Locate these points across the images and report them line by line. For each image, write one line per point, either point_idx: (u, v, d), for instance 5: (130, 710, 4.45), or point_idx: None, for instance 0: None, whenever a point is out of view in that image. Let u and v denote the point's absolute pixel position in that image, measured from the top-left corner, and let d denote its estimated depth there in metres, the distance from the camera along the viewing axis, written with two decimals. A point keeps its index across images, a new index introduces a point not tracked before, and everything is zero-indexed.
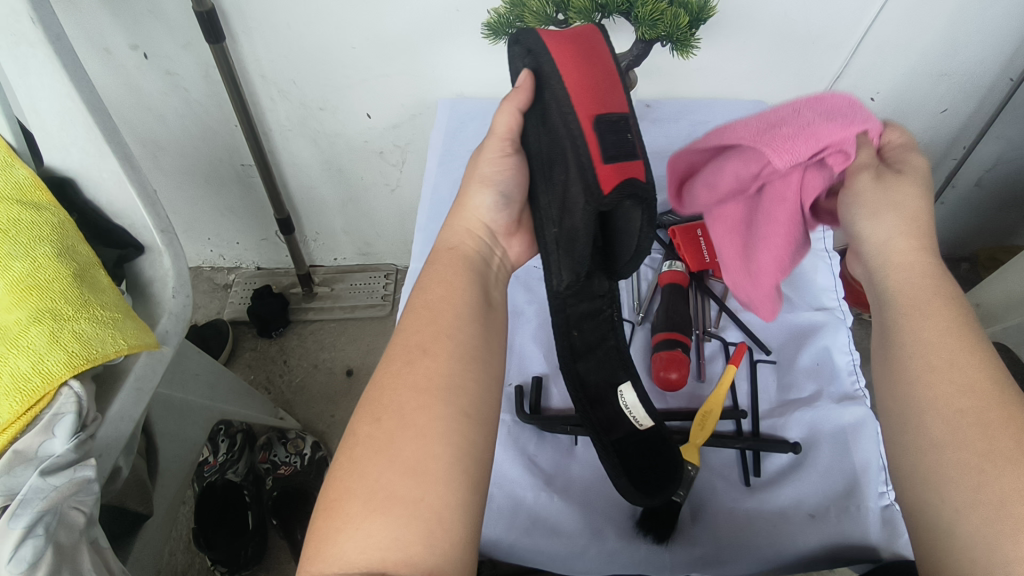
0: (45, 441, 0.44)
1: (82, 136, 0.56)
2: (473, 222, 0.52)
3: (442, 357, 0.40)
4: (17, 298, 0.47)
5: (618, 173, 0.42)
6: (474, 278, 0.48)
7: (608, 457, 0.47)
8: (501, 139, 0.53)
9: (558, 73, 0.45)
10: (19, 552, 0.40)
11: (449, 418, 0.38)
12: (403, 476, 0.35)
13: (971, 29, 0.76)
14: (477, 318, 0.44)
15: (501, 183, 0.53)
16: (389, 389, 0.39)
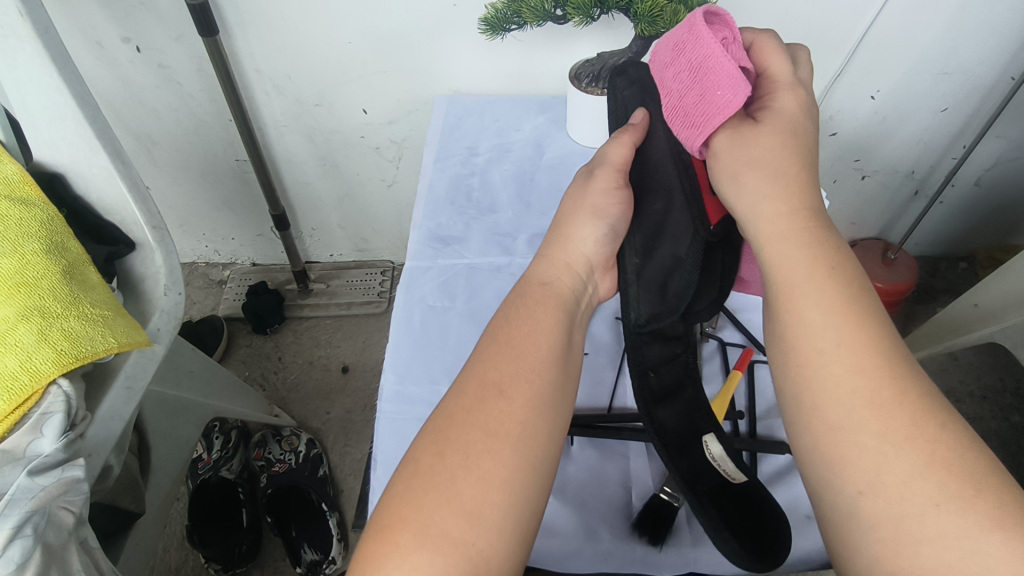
0: (33, 440, 0.44)
1: (73, 131, 0.56)
2: (573, 256, 0.48)
3: (519, 403, 0.37)
4: (5, 294, 0.47)
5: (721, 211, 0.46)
6: (560, 317, 0.43)
7: (705, 511, 0.41)
8: (613, 171, 0.49)
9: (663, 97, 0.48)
10: (7, 553, 0.39)
11: (517, 464, 0.35)
12: (456, 516, 0.33)
13: (971, 27, 0.76)
14: (556, 359, 0.41)
15: (616, 219, 0.48)
16: (458, 426, 0.36)
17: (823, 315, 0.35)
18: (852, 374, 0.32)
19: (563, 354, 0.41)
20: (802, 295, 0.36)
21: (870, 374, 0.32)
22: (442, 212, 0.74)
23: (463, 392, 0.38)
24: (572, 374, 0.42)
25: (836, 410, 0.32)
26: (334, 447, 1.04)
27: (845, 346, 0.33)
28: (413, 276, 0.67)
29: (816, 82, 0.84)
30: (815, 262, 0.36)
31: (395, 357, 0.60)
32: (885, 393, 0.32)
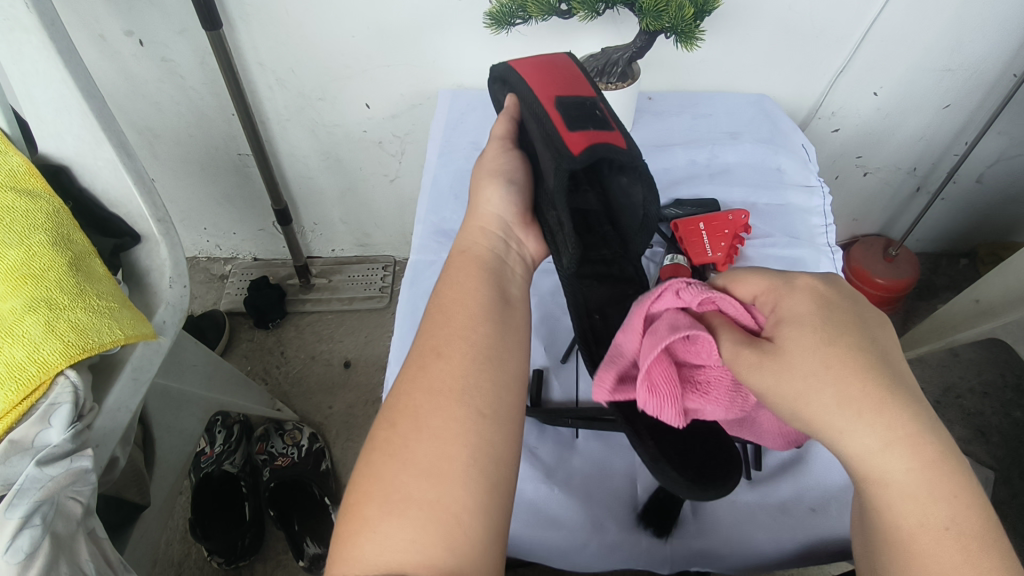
0: (41, 430, 0.44)
1: (77, 123, 0.56)
2: (486, 218, 0.49)
3: (457, 357, 0.38)
4: (12, 286, 0.47)
5: (586, 139, 0.47)
6: (488, 275, 0.44)
7: (642, 443, 0.44)
8: (499, 141, 0.54)
9: (523, 81, 0.54)
10: (16, 542, 0.40)
11: (467, 417, 0.35)
12: (416, 478, 0.33)
13: (976, 23, 0.76)
14: (494, 313, 0.41)
15: (511, 176, 0.51)
16: (406, 392, 0.37)
17: (910, 497, 0.30)
18: (966, 566, 0.28)
19: (501, 308, 0.42)
20: (888, 480, 0.30)
21: (984, 560, 0.28)
22: (446, 206, 0.74)
23: (408, 360, 0.39)
24: (521, 326, 0.42)
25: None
26: (336, 441, 1.04)
27: (936, 535, 0.29)
28: (417, 270, 0.67)
29: (819, 77, 0.84)
30: (867, 407, 0.30)
31: (399, 351, 0.60)
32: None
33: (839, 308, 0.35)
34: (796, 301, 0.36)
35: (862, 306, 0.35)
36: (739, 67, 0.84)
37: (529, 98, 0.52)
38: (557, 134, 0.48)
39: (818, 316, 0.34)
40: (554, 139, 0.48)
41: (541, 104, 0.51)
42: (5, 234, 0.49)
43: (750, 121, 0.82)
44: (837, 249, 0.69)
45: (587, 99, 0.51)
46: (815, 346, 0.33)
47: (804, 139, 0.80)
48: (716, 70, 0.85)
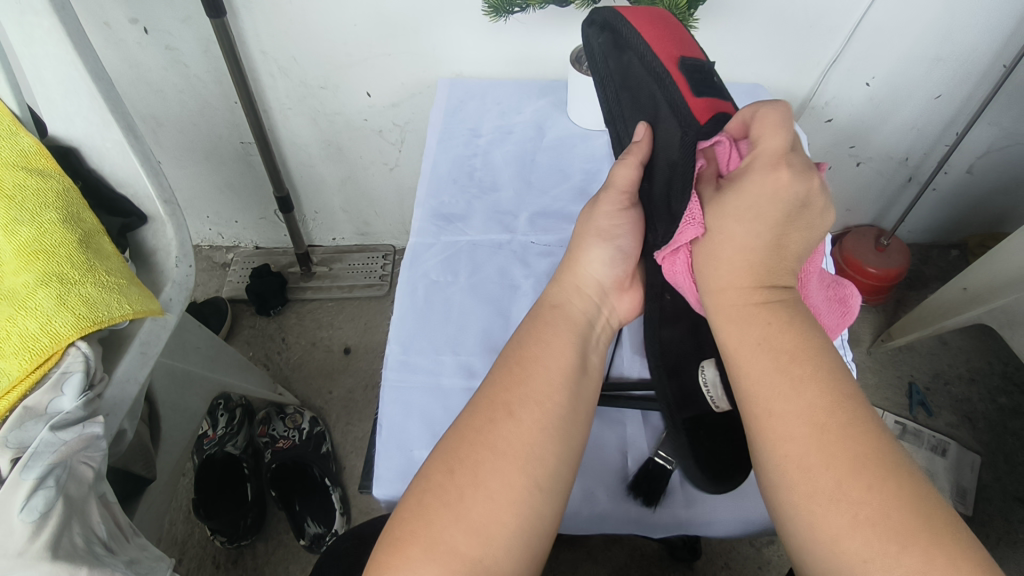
0: (54, 398, 0.46)
1: (86, 106, 0.57)
2: (584, 279, 0.48)
3: (529, 425, 0.39)
4: (25, 262, 0.48)
5: (708, 106, 0.50)
6: (574, 340, 0.45)
7: (676, 435, 0.47)
8: (620, 193, 0.50)
9: (638, 35, 0.54)
10: (31, 502, 0.41)
11: (524, 486, 0.37)
12: (463, 533, 0.36)
13: (965, 15, 0.78)
14: (569, 383, 0.42)
15: (622, 239, 0.49)
16: (470, 446, 0.39)
17: (774, 364, 0.37)
18: (795, 409, 0.35)
19: (577, 379, 0.43)
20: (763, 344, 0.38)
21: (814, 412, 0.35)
22: (445, 190, 0.75)
23: (476, 411, 0.40)
24: (590, 399, 0.43)
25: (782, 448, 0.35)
26: (336, 425, 1.06)
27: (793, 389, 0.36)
28: (416, 253, 0.69)
29: (812, 67, 0.86)
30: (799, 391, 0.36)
31: (399, 330, 0.62)
32: (831, 426, 0.34)
33: (791, 199, 0.38)
34: (754, 180, 0.40)
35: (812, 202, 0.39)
36: (733, 57, 0.85)
37: (648, 54, 0.53)
38: (682, 98, 0.50)
39: (763, 199, 0.39)
40: (680, 104, 0.49)
41: (662, 62, 0.52)
42: (16, 211, 0.50)
43: (744, 109, 0.84)
44: (826, 233, 0.70)
45: (701, 64, 0.53)
46: (735, 223, 0.40)
47: (796, 128, 0.82)
48: (711, 60, 0.86)
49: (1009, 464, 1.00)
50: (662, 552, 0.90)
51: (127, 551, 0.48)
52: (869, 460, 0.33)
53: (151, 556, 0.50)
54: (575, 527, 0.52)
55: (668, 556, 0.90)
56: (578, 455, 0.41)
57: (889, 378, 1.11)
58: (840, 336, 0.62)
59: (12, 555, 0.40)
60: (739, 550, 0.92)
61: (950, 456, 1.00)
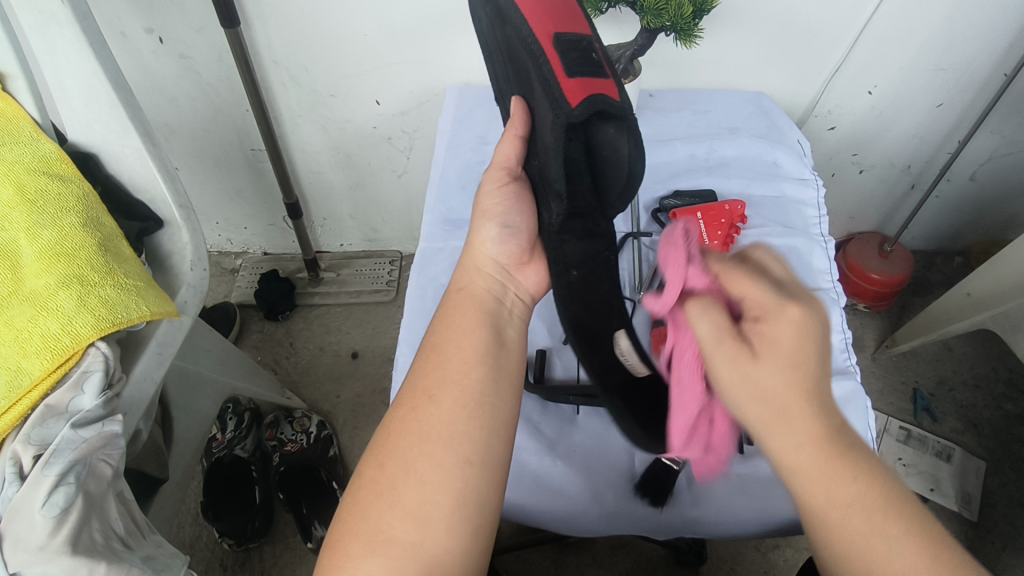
0: (75, 397, 0.47)
1: (106, 113, 0.59)
2: (482, 260, 0.52)
3: (448, 406, 0.41)
4: (47, 264, 0.50)
5: (584, 88, 0.48)
6: (483, 319, 0.47)
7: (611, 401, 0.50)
8: (500, 169, 0.55)
9: (518, 6, 0.53)
10: (53, 498, 0.42)
11: (452, 465, 0.39)
12: (400, 520, 0.37)
13: (965, 25, 0.79)
14: (484, 359, 0.44)
15: (507, 215, 0.53)
16: (396, 435, 0.40)
17: (813, 459, 0.37)
18: (832, 481, 0.36)
19: (494, 354, 0.44)
20: (792, 429, 0.37)
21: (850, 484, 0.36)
22: (454, 196, 0.77)
23: (400, 401, 0.42)
24: (513, 370, 0.45)
25: (852, 549, 0.35)
26: (344, 429, 1.07)
27: (830, 465, 0.36)
28: (426, 256, 0.70)
29: (815, 76, 0.87)
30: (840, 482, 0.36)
31: (409, 332, 0.63)
32: (885, 513, 0.35)
33: (816, 337, 0.38)
34: (780, 327, 0.38)
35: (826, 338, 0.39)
36: (736, 66, 0.87)
37: (525, 34, 0.52)
38: (556, 80, 0.49)
39: (796, 343, 0.38)
40: (553, 88, 0.49)
41: (538, 41, 0.50)
42: (38, 215, 0.52)
43: (748, 117, 0.85)
44: (829, 238, 0.71)
45: (585, 39, 0.51)
46: (776, 370, 0.38)
47: (800, 136, 0.83)
48: (715, 69, 0.88)
49: (1014, 470, 1.00)
50: (668, 557, 0.91)
51: (143, 547, 0.49)
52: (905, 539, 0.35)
53: (167, 552, 0.51)
54: (583, 527, 0.53)
55: (674, 560, 0.90)
56: (507, 425, 0.42)
57: (893, 384, 1.11)
58: (845, 340, 0.62)
59: (34, 549, 0.41)
60: (744, 555, 0.92)
61: (955, 462, 1.01)
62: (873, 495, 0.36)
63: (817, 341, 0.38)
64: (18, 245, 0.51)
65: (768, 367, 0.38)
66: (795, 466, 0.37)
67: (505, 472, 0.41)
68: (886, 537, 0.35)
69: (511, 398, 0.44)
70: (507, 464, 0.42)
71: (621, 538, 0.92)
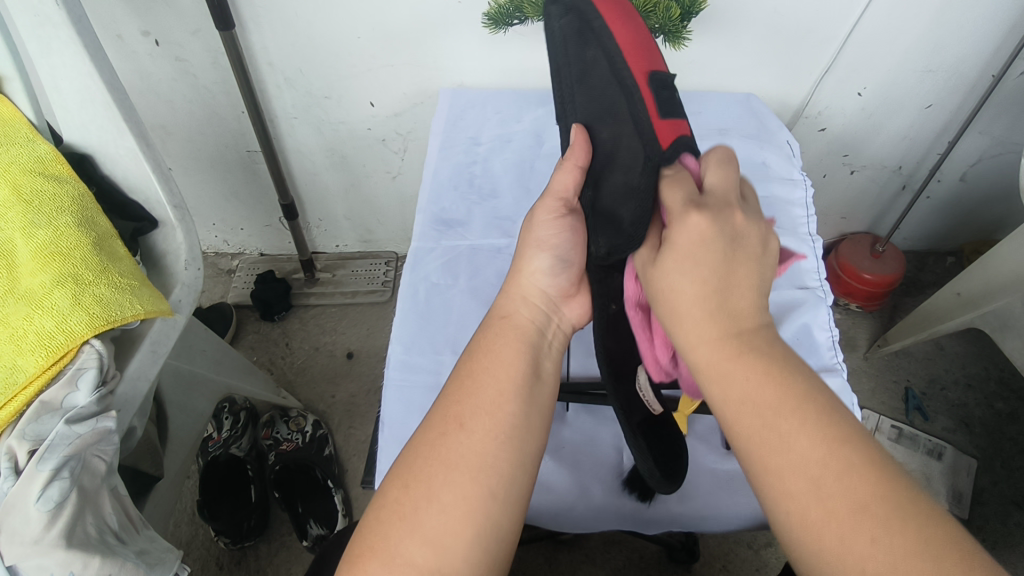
0: (69, 393, 0.47)
1: (102, 114, 0.59)
2: (531, 290, 0.51)
3: (478, 435, 0.41)
4: (42, 263, 0.50)
5: (672, 132, 0.49)
6: (521, 349, 0.46)
7: (636, 440, 0.48)
8: (557, 199, 0.53)
9: (609, 32, 0.52)
10: (47, 492, 0.43)
11: (478, 497, 0.39)
12: (419, 546, 0.37)
13: (951, 27, 0.80)
14: (518, 391, 0.43)
15: (559, 247, 0.51)
16: (424, 461, 0.40)
17: (719, 355, 0.37)
18: (739, 381, 0.36)
19: (528, 387, 0.44)
20: (700, 328, 0.38)
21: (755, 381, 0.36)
22: (446, 196, 0.78)
23: (428, 426, 0.42)
24: (543, 404, 0.45)
25: (754, 444, 0.35)
26: (339, 429, 1.08)
27: (737, 360, 0.37)
28: (418, 256, 0.71)
29: (805, 77, 0.88)
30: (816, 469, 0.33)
31: (401, 330, 0.64)
32: (791, 412, 0.35)
33: (718, 243, 0.39)
34: (684, 232, 0.40)
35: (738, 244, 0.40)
36: (726, 68, 0.88)
37: (617, 63, 0.51)
38: (649, 119, 0.49)
39: (698, 247, 0.39)
40: (643, 123, 0.49)
41: (632, 74, 0.50)
42: (34, 215, 0.52)
43: (738, 118, 0.86)
44: (817, 237, 0.72)
45: (667, 79, 0.52)
46: (679, 268, 0.40)
47: (789, 137, 0.84)
48: (705, 70, 0.89)
49: (1004, 468, 1.01)
50: (661, 554, 0.91)
51: (137, 541, 0.50)
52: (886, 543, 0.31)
53: (161, 547, 0.52)
54: (571, 521, 0.54)
55: (666, 557, 0.91)
56: (533, 458, 0.42)
57: (885, 382, 1.12)
58: (831, 338, 0.63)
59: (30, 542, 0.42)
60: (736, 553, 0.93)
61: (946, 460, 1.01)
62: (782, 391, 0.35)
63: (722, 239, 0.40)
64: (14, 244, 0.52)
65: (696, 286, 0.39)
66: (703, 361, 0.38)
67: (526, 503, 0.41)
68: (784, 431, 0.34)
69: (539, 430, 0.44)
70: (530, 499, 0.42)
71: (613, 536, 0.93)
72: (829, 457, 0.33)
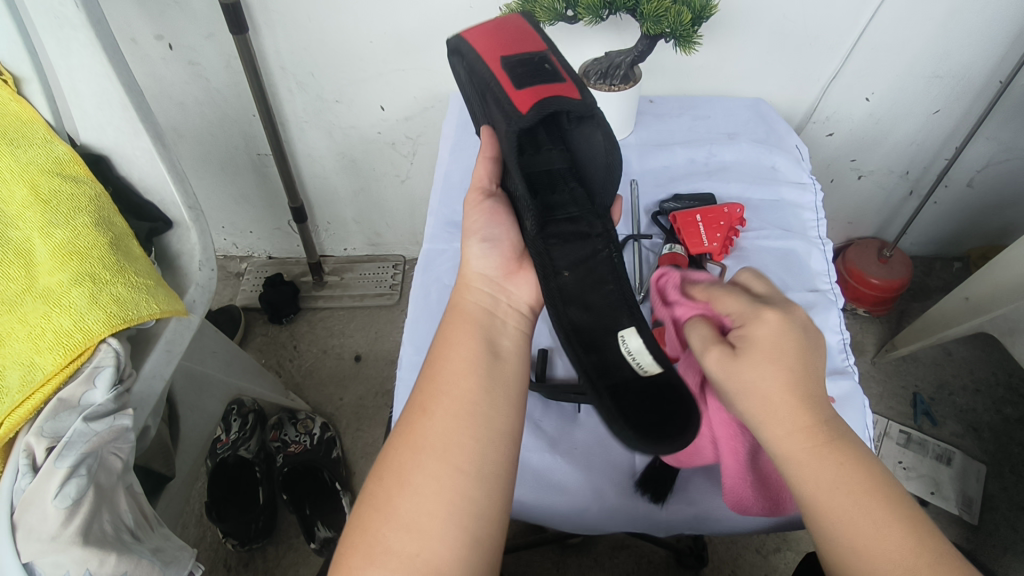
0: (87, 390, 0.48)
1: (118, 116, 0.60)
2: (471, 277, 0.52)
3: (440, 418, 0.42)
4: (60, 262, 0.51)
5: (534, 96, 0.55)
6: (475, 331, 0.48)
7: (602, 403, 0.44)
8: (474, 190, 0.57)
9: (469, 45, 0.59)
10: (65, 489, 0.43)
11: (448, 477, 0.40)
12: (398, 533, 0.39)
13: (960, 32, 0.80)
14: (478, 370, 0.45)
15: (486, 230, 0.54)
16: (396, 449, 0.42)
17: (799, 447, 0.40)
18: (809, 457, 0.40)
19: (487, 365, 0.45)
20: (781, 419, 0.41)
21: (818, 451, 0.40)
22: (457, 199, 0.78)
23: (399, 417, 0.44)
24: (510, 380, 0.46)
25: (838, 531, 0.39)
26: (347, 431, 1.08)
27: (814, 447, 0.40)
28: (429, 258, 0.71)
29: (814, 82, 0.89)
30: (862, 498, 0.39)
31: (412, 331, 0.64)
32: (853, 475, 0.40)
33: (795, 339, 0.43)
34: (759, 328, 0.43)
35: (809, 336, 0.43)
36: (735, 73, 0.88)
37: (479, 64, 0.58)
38: (507, 94, 0.55)
39: (776, 341, 0.42)
40: (504, 100, 0.55)
41: (487, 67, 0.57)
42: (52, 215, 0.53)
43: (746, 123, 0.86)
44: (828, 241, 0.72)
45: (535, 57, 0.57)
46: (766, 366, 0.42)
47: (798, 140, 0.84)
48: (714, 75, 0.89)
49: (1014, 474, 1.01)
50: (669, 559, 0.91)
51: (153, 539, 0.50)
52: (925, 534, 0.38)
53: (175, 545, 0.52)
54: (585, 523, 0.54)
55: (675, 562, 0.91)
56: (504, 430, 0.43)
57: (893, 388, 1.12)
58: (842, 341, 0.63)
59: (47, 539, 0.42)
60: (745, 558, 0.93)
61: (955, 465, 1.01)
62: (853, 475, 0.40)
63: (799, 346, 0.42)
64: (32, 244, 0.52)
65: (780, 380, 0.41)
66: (785, 451, 0.41)
67: (506, 474, 0.42)
68: (870, 518, 0.38)
69: (511, 407, 0.44)
70: (509, 470, 0.42)
71: (622, 541, 0.93)
72: (888, 518, 0.38)
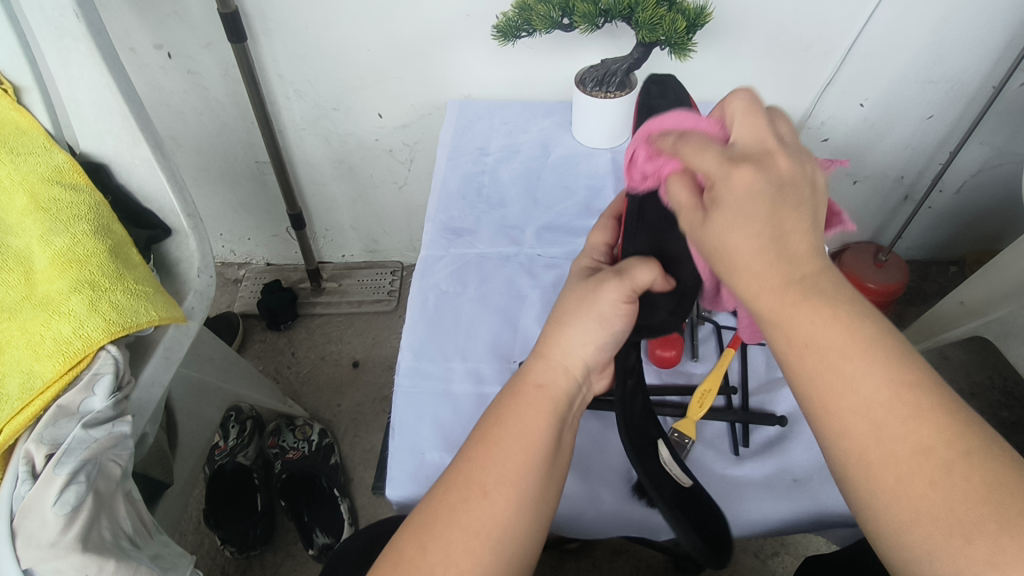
0: (86, 398, 0.48)
1: (118, 124, 0.60)
2: (572, 361, 0.43)
3: (501, 505, 0.38)
4: (60, 270, 0.51)
5: None
6: (553, 424, 0.41)
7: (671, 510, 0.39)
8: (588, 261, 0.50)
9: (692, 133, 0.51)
10: (64, 496, 0.43)
11: (494, 565, 0.36)
12: None
13: (951, 39, 0.81)
14: (544, 465, 0.40)
15: (619, 327, 0.44)
16: (443, 521, 0.37)
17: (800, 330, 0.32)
18: (834, 360, 0.31)
19: (552, 461, 0.40)
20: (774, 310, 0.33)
21: (852, 367, 0.31)
22: (455, 206, 0.78)
23: (450, 483, 0.39)
24: (559, 478, 0.41)
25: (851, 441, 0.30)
26: (345, 437, 1.08)
27: (829, 349, 0.31)
28: (427, 264, 0.71)
29: (808, 89, 0.89)
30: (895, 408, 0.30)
31: (411, 337, 0.64)
32: (872, 365, 0.31)
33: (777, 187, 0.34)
34: (729, 181, 0.34)
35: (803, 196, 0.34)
36: (729, 80, 0.89)
37: None
38: None
39: (750, 194, 0.33)
40: None
41: None
42: (51, 223, 0.53)
43: None
44: None
45: None
46: (734, 224, 0.33)
47: None
48: (709, 82, 0.90)
49: None
50: (668, 564, 0.91)
51: (151, 546, 0.50)
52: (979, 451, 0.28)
53: (174, 551, 0.52)
54: (582, 528, 0.54)
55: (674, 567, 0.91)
56: (545, 522, 0.40)
57: None
58: None
59: (46, 545, 0.42)
60: (744, 562, 0.93)
61: None
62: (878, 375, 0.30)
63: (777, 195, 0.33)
64: (32, 252, 0.52)
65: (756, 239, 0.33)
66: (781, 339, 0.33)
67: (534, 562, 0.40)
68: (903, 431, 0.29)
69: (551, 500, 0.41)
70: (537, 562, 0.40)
71: (621, 546, 0.93)
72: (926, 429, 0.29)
